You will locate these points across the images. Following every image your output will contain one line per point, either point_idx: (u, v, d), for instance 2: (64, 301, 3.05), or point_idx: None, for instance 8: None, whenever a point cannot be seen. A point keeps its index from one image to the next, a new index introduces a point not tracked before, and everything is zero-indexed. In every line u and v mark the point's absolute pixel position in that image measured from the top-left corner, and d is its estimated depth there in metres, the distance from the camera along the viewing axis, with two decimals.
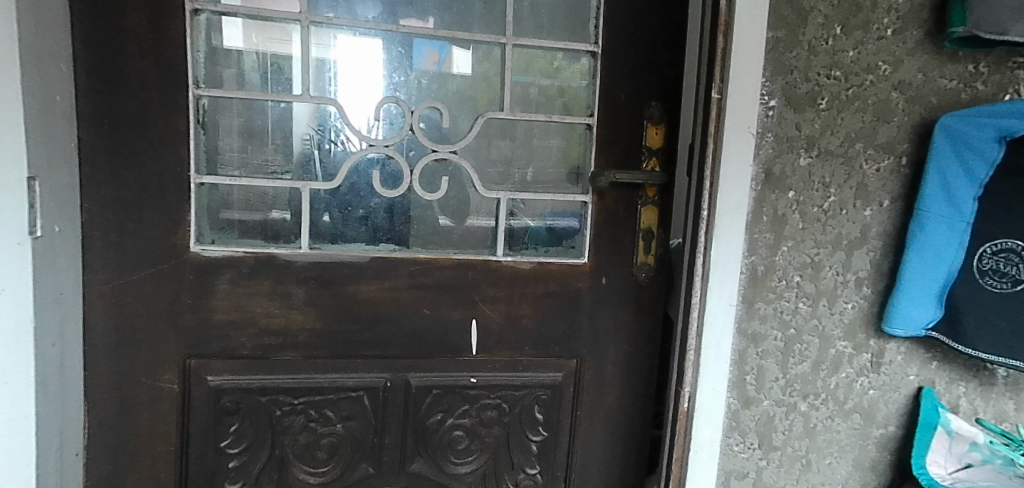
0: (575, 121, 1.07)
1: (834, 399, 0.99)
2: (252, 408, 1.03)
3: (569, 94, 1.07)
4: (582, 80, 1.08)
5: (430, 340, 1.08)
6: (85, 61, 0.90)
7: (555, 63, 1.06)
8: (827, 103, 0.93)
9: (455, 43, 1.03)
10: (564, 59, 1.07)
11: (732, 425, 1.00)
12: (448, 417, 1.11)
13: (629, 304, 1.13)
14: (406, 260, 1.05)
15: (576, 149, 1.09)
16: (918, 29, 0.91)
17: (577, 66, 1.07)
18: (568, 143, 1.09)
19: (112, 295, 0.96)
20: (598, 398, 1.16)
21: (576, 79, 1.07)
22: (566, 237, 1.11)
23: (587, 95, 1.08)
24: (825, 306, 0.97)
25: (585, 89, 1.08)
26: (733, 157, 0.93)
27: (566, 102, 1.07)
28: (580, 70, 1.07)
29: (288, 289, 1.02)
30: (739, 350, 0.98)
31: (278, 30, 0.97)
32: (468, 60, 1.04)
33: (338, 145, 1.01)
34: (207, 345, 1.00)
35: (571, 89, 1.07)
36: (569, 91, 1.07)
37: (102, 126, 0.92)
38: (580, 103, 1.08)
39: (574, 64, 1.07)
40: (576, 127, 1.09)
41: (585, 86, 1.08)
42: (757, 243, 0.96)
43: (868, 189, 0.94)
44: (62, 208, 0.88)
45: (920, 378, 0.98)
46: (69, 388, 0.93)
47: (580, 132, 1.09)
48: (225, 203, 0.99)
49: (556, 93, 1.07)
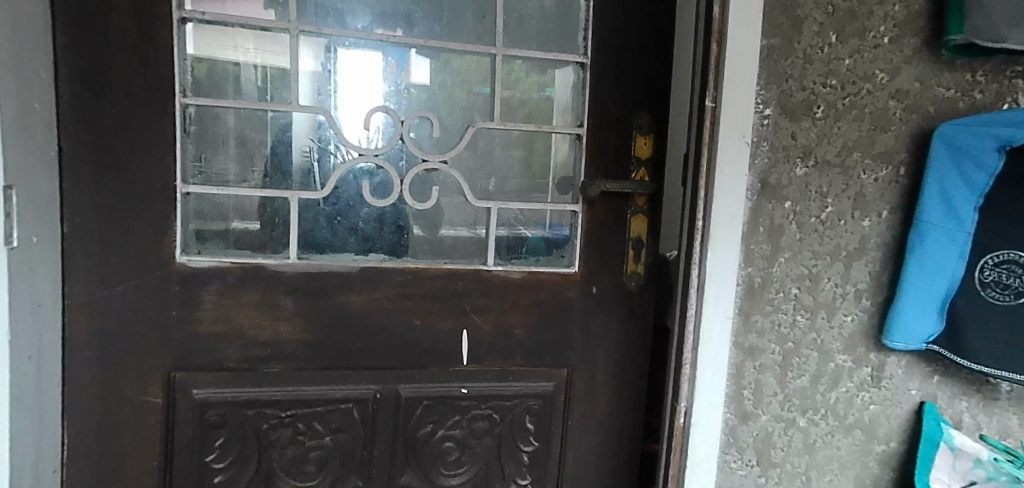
0: (546, 131, 1.06)
1: (834, 414, 0.97)
2: (238, 421, 1.01)
3: (530, 105, 1.06)
4: (542, 91, 1.06)
5: (420, 351, 1.06)
6: (67, 69, 0.89)
7: (527, 74, 1.05)
8: (823, 111, 0.91)
9: (440, 53, 1.02)
10: (532, 70, 1.05)
11: (730, 441, 0.98)
12: (439, 428, 1.08)
13: (622, 315, 1.12)
14: (396, 270, 1.03)
15: (538, 160, 1.07)
16: (914, 37, 0.89)
17: (542, 78, 1.06)
18: (529, 154, 1.07)
19: (93, 306, 0.94)
20: (589, 410, 1.14)
21: (535, 91, 1.06)
22: (556, 247, 1.10)
23: (571, 105, 1.07)
24: (824, 318, 0.95)
25: (550, 101, 1.06)
26: (727, 167, 0.91)
27: (529, 112, 1.06)
28: (542, 81, 1.06)
29: (275, 300, 1.00)
30: (736, 364, 0.96)
31: (269, 40, 0.96)
32: (426, 71, 1.02)
33: (337, 157, 0.99)
34: (193, 357, 0.98)
35: (534, 100, 1.06)
36: (531, 102, 1.06)
37: (85, 134, 0.91)
38: (544, 112, 1.06)
39: (542, 76, 1.06)
40: (544, 136, 1.07)
41: (548, 97, 1.06)
42: (754, 254, 0.94)
43: (866, 199, 0.92)
44: (41, 217, 0.86)
45: (922, 392, 0.95)
46: (46, 404, 0.90)
47: (541, 141, 1.07)
48: (212, 212, 0.98)
49: (517, 105, 1.05)
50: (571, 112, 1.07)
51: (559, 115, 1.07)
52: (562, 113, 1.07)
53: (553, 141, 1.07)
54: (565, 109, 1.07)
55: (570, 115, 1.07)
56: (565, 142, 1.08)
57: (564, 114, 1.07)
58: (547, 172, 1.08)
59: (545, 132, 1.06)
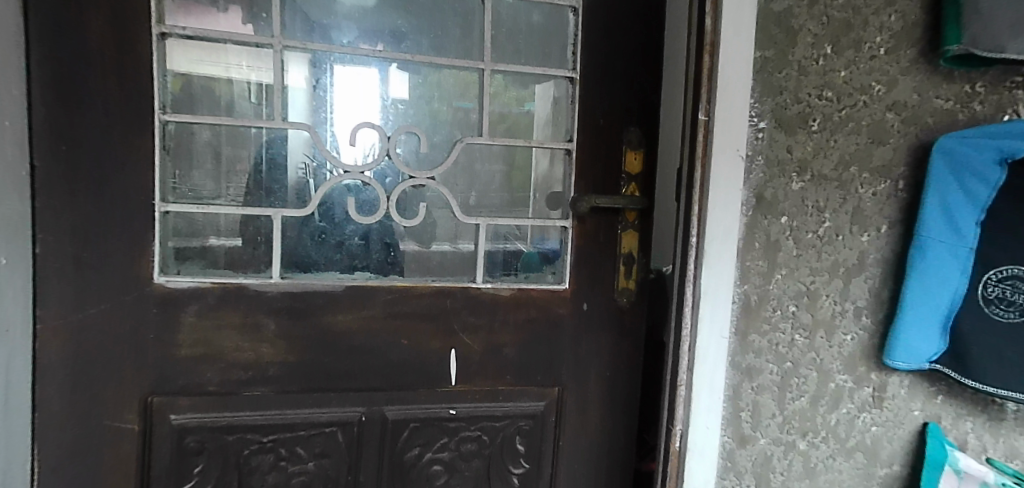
0: (525, 145, 1.04)
1: (835, 437, 0.93)
2: (218, 447, 0.97)
3: (510, 119, 1.03)
4: (521, 106, 1.04)
5: (407, 371, 1.03)
6: (42, 85, 0.87)
7: (516, 90, 1.03)
8: (818, 124, 0.89)
9: (418, 67, 1.00)
10: (512, 84, 1.03)
11: (728, 466, 0.95)
12: (426, 451, 1.05)
13: (613, 332, 1.09)
14: (382, 288, 1.01)
15: (519, 174, 1.05)
16: (911, 48, 0.87)
17: (522, 92, 1.04)
18: (510, 169, 1.04)
19: (68, 329, 0.91)
20: (581, 430, 1.10)
21: (514, 105, 1.03)
22: (547, 263, 1.07)
23: (551, 121, 1.05)
24: (823, 337, 0.91)
25: (529, 116, 1.04)
26: (722, 181, 0.90)
27: (508, 127, 1.03)
28: (521, 95, 1.04)
29: (257, 321, 0.97)
30: (733, 384, 0.94)
31: (251, 55, 0.94)
32: (405, 85, 1.00)
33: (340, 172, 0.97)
34: (171, 382, 0.95)
35: (512, 115, 1.03)
36: (510, 117, 1.03)
37: (60, 152, 0.88)
38: (523, 127, 1.04)
39: (522, 91, 1.03)
40: (528, 151, 1.04)
41: (528, 112, 1.04)
42: (750, 271, 0.92)
43: (865, 214, 0.88)
44: (10, 239, 0.83)
45: (925, 413, 0.90)
46: (15, 432, 0.87)
47: (521, 156, 1.04)
48: (191, 230, 0.95)
49: (496, 120, 1.03)
50: (550, 127, 1.05)
51: (540, 130, 1.04)
52: (542, 128, 1.04)
53: (533, 156, 1.05)
54: (545, 125, 1.04)
55: (551, 130, 1.05)
56: (545, 157, 1.05)
57: (543, 129, 1.04)
58: (534, 188, 1.05)
59: (528, 146, 1.04)
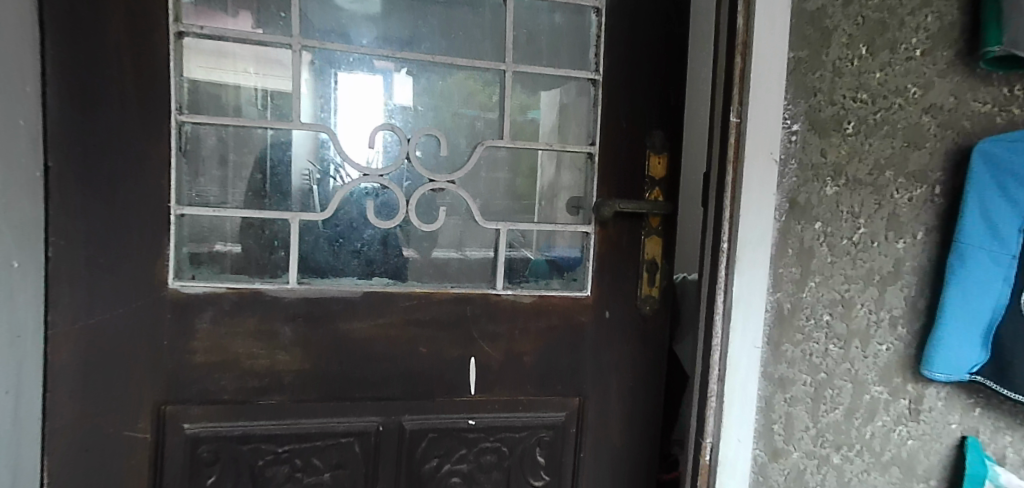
0: (528, 147, 1.01)
1: (870, 450, 0.90)
2: (232, 458, 0.95)
3: (515, 126, 1.01)
4: (525, 113, 1.01)
5: (426, 380, 1.00)
6: (56, 85, 0.85)
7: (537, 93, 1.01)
8: (853, 127, 0.86)
9: (433, 71, 0.98)
10: (521, 88, 1.01)
11: (760, 480, 0.92)
12: (445, 462, 1.02)
13: (635, 340, 1.06)
14: (401, 294, 0.98)
15: (525, 181, 1.02)
16: (948, 49, 0.84)
17: (529, 99, 1.01)
18: (515, 177, 1.02)
19: (79, 335, 0.88)
20: (602, 442, 1.07)
21: (518, 114, 1.01)
22: (567, 269, 1.04)
23: (565, 125, 1.03)
24: (858, 348, 0.88)
25: (535, 124, 1.02)
26: (755, 185, 0.87)
27: (513, 131, 1.01)
28: (525, 102, 1.01)
29: (273, 327, 0.94)
30: (766, 396, 0.90)
31: (269, 55, 0.92)
32: (409, 91, 0.97)
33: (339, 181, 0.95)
34: (184, 390, 0.92)
35: (517, 122, 1.01)
36: (516, 124, 1.01)
37: (75, 153, 0.86)
38: (529, 133, 1.01)
39: (530, 97, 1.01)
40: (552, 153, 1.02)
41: (533, 120, 1.01)
42: (783, 278, 0.89)
43: (900, 220, 0.86)
44: (22, 242, 0.81)
45: (963, 426, 0.87)
46: (24, 442, 0.84)
47: (526, 162, 1.02)
48: (205, 234, 0.93)
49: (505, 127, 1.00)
50: (557, 133, 1.03)
51: (545, 136, 1.02)
52: (546, 134, 1.02)
53: (537, 163, 1.02)
54: (552, 130, 1.02)
55: (559, 136, 1.03)
56: (551, 164, 1.03)
57: (549, 135, 1.02)
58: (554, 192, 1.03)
59: (530, 149, 1.01)
